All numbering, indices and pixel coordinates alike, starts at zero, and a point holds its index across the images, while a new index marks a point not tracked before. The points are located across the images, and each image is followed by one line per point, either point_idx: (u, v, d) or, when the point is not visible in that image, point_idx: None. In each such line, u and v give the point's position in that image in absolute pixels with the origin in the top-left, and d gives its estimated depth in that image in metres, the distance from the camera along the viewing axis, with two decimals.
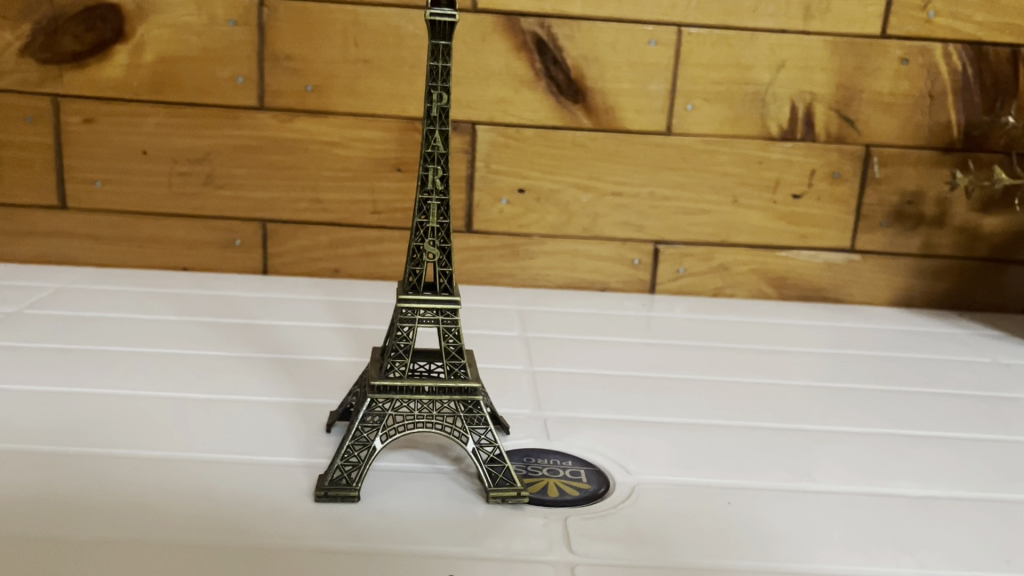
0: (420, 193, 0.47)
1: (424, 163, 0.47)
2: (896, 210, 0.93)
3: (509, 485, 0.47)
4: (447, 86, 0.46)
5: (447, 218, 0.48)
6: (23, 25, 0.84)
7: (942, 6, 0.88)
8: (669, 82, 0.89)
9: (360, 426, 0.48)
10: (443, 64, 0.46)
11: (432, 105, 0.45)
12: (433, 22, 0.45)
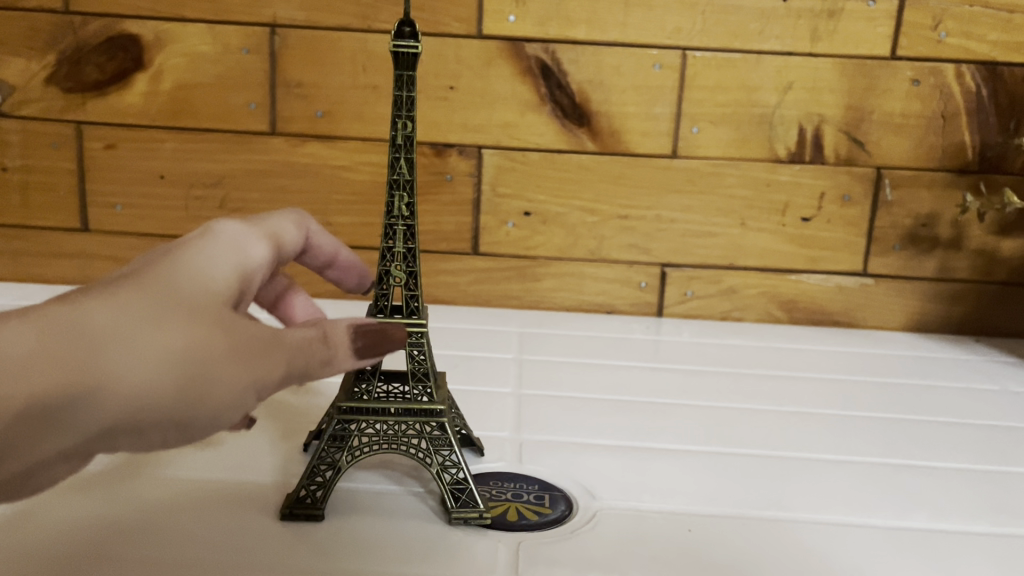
0: (387, 217, 0.49)
1: (390, 190, 0.48)
2: (909, 233, 0.92)
3: (472, 507, 0.47)
4: (411, 114, 0.47)
5: (414, 243, 0.49)
6: (49, 56, 0.88)
7: (954, 26, 0.86)
8: (674, 105, 0.89)
9: (327, 446, 0.49)
10: (407, 93, 0.47)
11: (397, 133, 0.47)
12: (398, 52, 0.47)
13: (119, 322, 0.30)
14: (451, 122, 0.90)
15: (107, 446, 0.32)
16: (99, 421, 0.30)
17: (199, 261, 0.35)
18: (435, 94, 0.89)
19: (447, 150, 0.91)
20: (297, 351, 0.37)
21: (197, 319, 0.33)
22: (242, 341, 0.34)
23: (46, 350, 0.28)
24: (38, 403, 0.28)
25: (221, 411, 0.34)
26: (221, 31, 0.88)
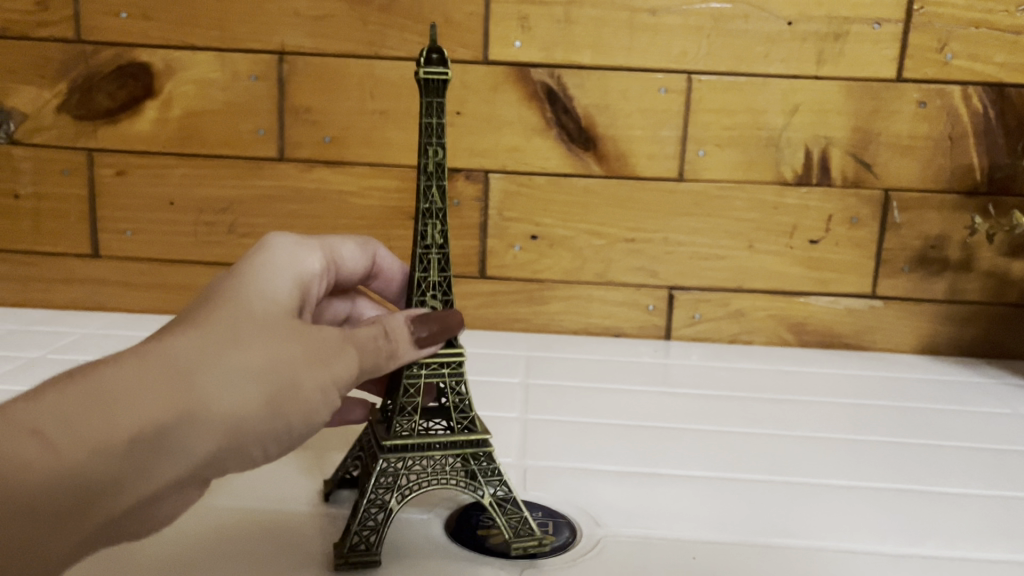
0: (421, 246, 0.49)
1: (426, 219, 0.48)
2: (919, 255, 0.91)
3: (530, 535, 0.48)
4: (441, 139, 0.48)
5: (447, 270, 0.50)
6: (60, 84, 0.90)
7: (959, 48, 0.86)
8: (680, 129, 0.89)
9: (376, 488, 0.47)
10: (437, 118, 0.48)
11: (429, 159, 0.47)
12: (427, 78, 0.47)
13: (207, 348, 0.37)
14: (457, 147, 0.90)
15: (220, 457, 0.38)
16: (208, 432, 0.36)
17: (263, 284, 0.41)
18: None
19: (453, 175, 0.91)
20: (367, 346, 0.43)
21: (271, 336, 0.39)
22: (312, 348, 0.41)
23: (155, 382, 0.35)
24: (156, 427, 0.34)
25: (304, 407, 0.41)
26: (230, 59, 0.88)
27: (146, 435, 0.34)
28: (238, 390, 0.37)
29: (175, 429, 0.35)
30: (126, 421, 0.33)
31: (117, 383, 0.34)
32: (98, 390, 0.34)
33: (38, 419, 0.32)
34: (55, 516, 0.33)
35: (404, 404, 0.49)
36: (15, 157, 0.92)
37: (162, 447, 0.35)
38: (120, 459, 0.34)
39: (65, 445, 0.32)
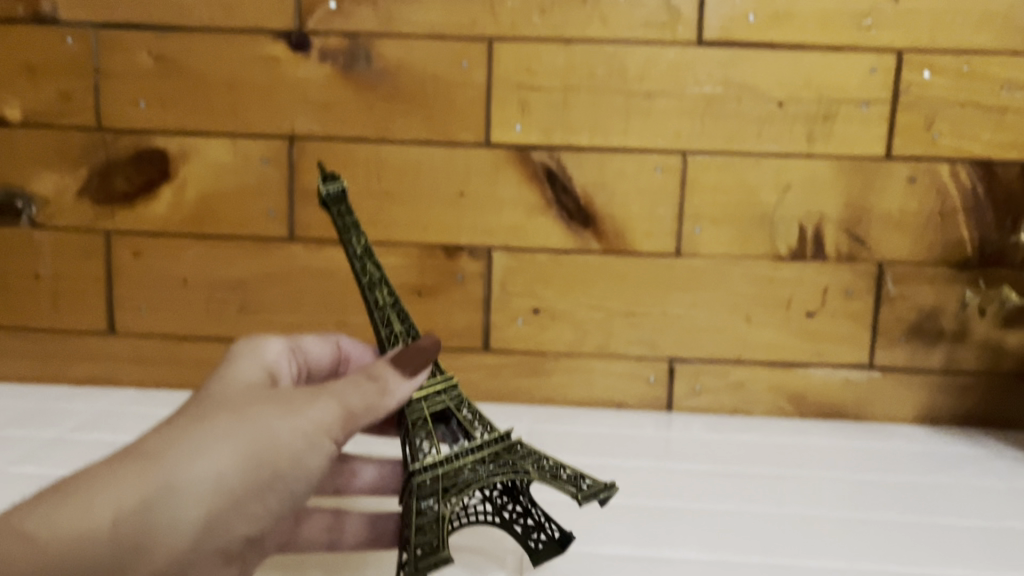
0: (378, 311, 0.64)
1: (369, 288, 0.65)
2: (914, 326, 0.93)
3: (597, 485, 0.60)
4: (355, 228, 0.65)
5: (405, 319, 0.65)
6: (81, 170, 0.93)
7: (946, 126, 0.89)
8: (676, 206, 0.92)
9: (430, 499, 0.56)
10: (348, 218, 0.65)
11: (355, 248, 0.65)
12: (329, 192, 0.65)
13: (176, 432, 0.50)
14: (462, 226, 0.94)
15: (215, 522, 0.50)
16: (197, 500, 0.49)
17: (228, 383, 0.56)
18: (446, 199, 0.93)
19: (458, 252, 0.94)
20: (341, 394, 0.55)
21: (235, 412, 0.52)
22: (278, 407, 0.53)
23: (134, 463, 0.48)
24: (143, 506, 0.47)
25: (287, 460, 0.52)
26: (242, 144, 0.92)
27: (136, 515, 0.46)
28: (212, 459, 0.49)
29: (160, 504, 0.47)
30: (115, 506, 0.46)
31: (106, 481, 0.47)
32: (92, 479, 0.47)
33: (31, 525, 0.44)
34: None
35: (420, 431, 0.61)
36: (36, 239, 0.95)
37: (156, 522, 0.47)
38: (121, 540, 0.46)
39: (69, 536, 0.44)
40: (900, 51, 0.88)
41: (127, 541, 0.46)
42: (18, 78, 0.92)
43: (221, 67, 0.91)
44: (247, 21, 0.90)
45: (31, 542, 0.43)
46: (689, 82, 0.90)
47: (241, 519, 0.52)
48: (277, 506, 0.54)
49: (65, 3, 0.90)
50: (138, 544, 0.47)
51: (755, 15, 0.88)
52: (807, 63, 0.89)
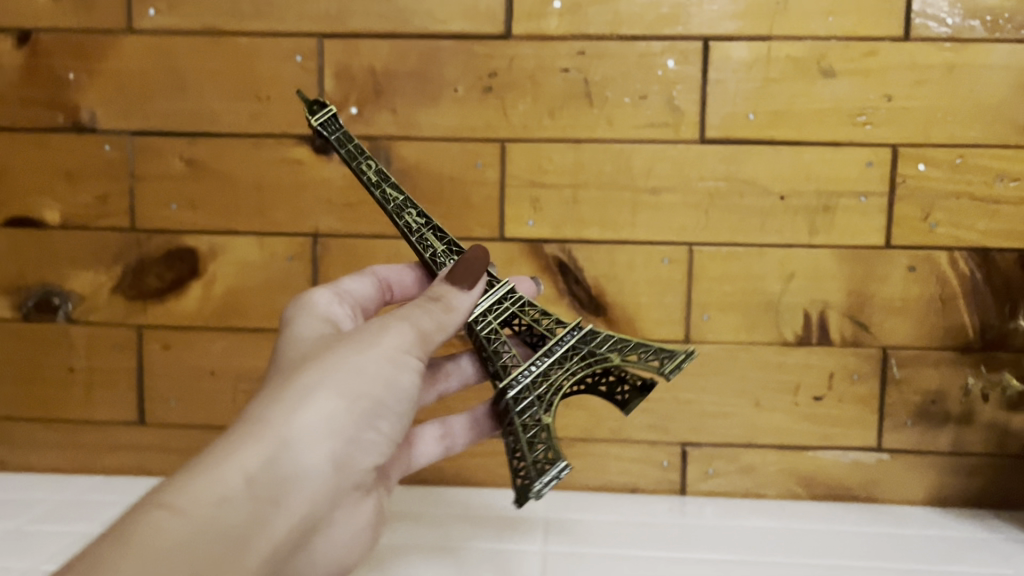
0: (416, 232, 0.71)
1: (401, 211, 0.71)
2: (920, 409, 0.95)
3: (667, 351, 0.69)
4: (364, 157, 0.72)
5: (444, 235, 0.73)
6: (115, 268, 0.98)
7: (942, 216, 0.93)
8: (684, 295, 0.96)
9: (529, 405, 0.66)
10: (351, 146, 0.72)
11: (365, 164, 0.72)
12: (326, 126, 0.72)
13: (270, 393, 0.59)
14: None
15: (336, 454, 0.60)
16: (317, 441, 0.58)
17: (296, 346, 0.65)
18: None
19: None
20: (414, 318, 0.64)
21: (327, 361, 0.61)
22: (355, 343, 0.62)
23: (247, 428, 0.56)
24: (272, 460, 0.56)
25: (381, 387, 0.62)
26: (268, 241, 0.97)
27: (269, 467, 0.55)
28: (319, 403, 0.58)
29: (286, 454, 0.56)
30: (249, 464, 0.54)
31: (234, 450, 0.55)
32: (214, 452, 0.55)
33: (180, 495, 0.52)
34: (239, 526, 0.53)
35: (494, 344, 0.70)
36: (71, 334, 1.00)
37: (288, 470, 0.56)
38: (266, 491, 0.55)
39: (220, 503, 0.52)
40: (895, 146, 0.92)
41: (271, 487, 0.55)
42: (58, 183, 0.97)
43: (249, 170, 0.96)
44: (274, 127, 0.95)
45: (191, 515, 0.51)
46: (694, 178, 0.94)
47: (358, 448, 0.62)
48: (385, 428, 0.64)
49: (103, 112, 0.96)
50: (280, 490, 0.56)
51: (754, 114, 0.92)
52: (806, 158, 0.93)
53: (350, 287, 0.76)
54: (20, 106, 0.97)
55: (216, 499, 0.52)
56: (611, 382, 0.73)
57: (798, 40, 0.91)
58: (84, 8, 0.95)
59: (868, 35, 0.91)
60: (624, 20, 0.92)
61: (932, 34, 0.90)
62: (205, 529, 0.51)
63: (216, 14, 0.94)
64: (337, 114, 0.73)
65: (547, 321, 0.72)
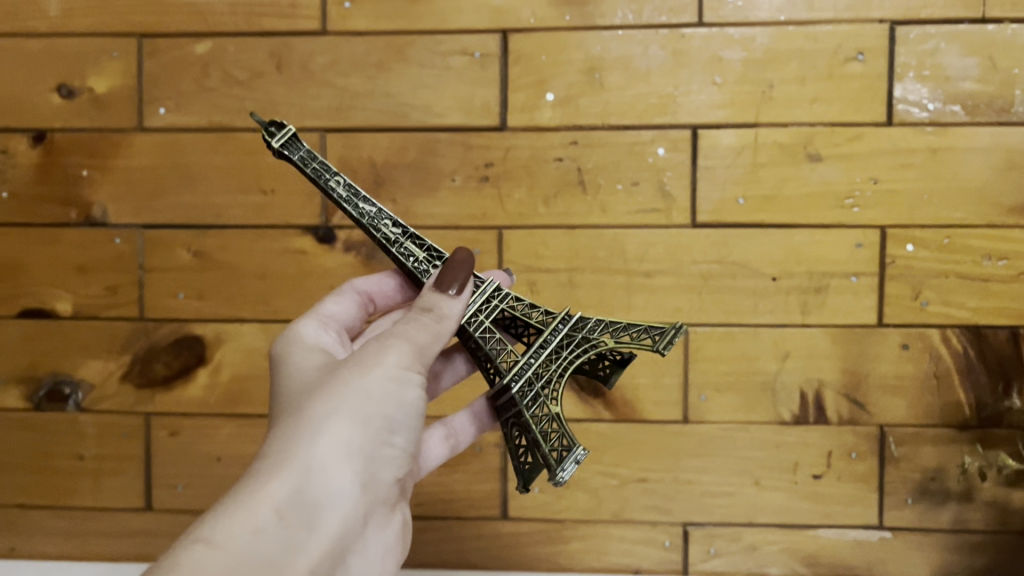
0: (394, 244, 0.71)
1: (377, 226, 0.71)
2: (920, 487, 0.96)
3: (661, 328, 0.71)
4: (332, 173, 0.72)
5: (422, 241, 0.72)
6: (124, 357, 1.01)
7: (933, 295, 0.94)
8: (681, 375, 0.97)
9: (535, 400, 0.68)
10: (317, 165, 0.72)
11: (334, 181, 0.71)
12: (288, 146, 0.71)
13: (284, 429, 0.60)
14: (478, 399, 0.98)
15: (358, 472, 0.60)
16: (336, 465, 0.58)
17: (301, 377, 0.65)
18: None
19: None
20: (412, 329, 0.63)
21: (335, 387, 0.61)
22: (358, 364, 0.62)
23: (265, 467, 0.57)
24: (296, 489, 0.56)
25: (392, 403, 0.61)
26: (272, 328, 0.99)
27: (294, 496, 0.56)
28: (332, 428, 0.59)
29: (308, 482, 0.57)
30: (274, 498, 0.55)
31: (258, 486, 0.56)
32: (237, 492, 0.56)
33: (208, 535, 0.52)
34: (270, 556, 0.53)
35: (492, 340, 0.70)
36: (81, 422, 1.02)
37: (313, 497, 0.57)
38: (296, 521, 0.55)
39: (252, 537, 0.53)
40: (883, 227, 0.94)
41: (299, 517, 0.56)
42: (70, 275, 1.01)
43: (253, 260, 0.99)
44: (277, 218, 0.98)
45: (226, 548, 0.52)
46: (687, 261, 0.96)
47: (380, 465, 0.62)
48: (403, 442, 0.64)
49: (114, 207, 1.00)
50: (309, 517, 0.56)
51: (744, 198, 0.95)
52: (796, 240, 0.95)
53: (333, 308, 0.77)
54: (35, 202, 1.00)
55: (243, 535, 0.53)
56: (592, 359, 0.76)
57: (784, 126, 0.94)
58: (97, 109, 0.99)
59: (852, 121, 0.93)
60: (615, 111, 0.95)
61: (914, 119, 0.93)
62: (235, 563, 0.51)
63: (223, 111, 0.98)
64: (297, 133, 0.72)
65: (534, 312, 0.73)
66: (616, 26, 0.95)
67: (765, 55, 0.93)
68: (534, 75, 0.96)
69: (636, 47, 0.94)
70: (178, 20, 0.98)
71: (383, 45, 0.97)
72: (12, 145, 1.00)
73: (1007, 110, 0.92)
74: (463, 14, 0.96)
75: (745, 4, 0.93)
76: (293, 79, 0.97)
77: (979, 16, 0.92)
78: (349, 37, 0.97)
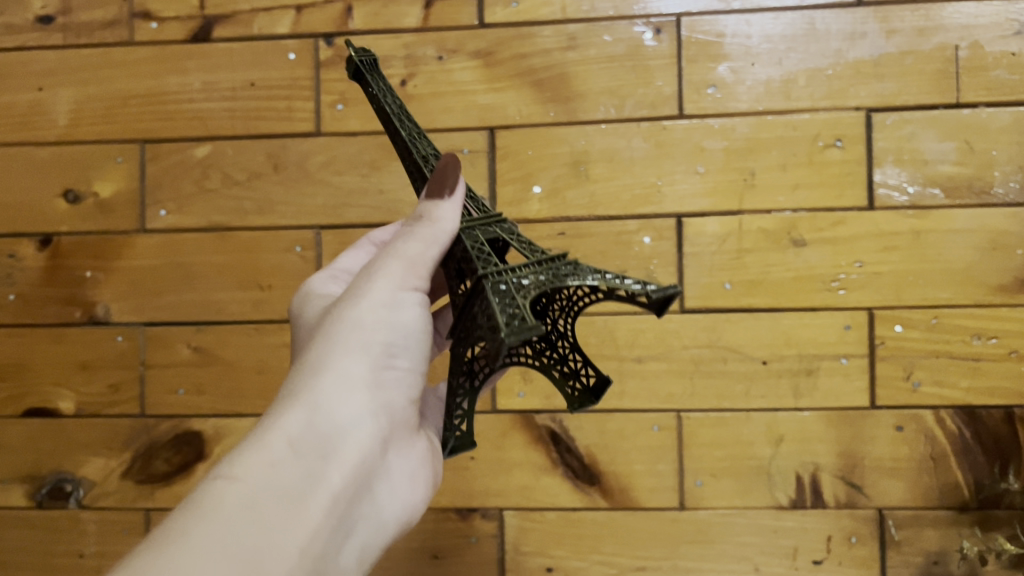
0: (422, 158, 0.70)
1: (413, 141, 0.71)
2: (923, 570, 0.95)
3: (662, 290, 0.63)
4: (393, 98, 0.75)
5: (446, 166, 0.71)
6: (125, 453, 1.02)
7: (925, 375, 0.94)
8: (676, 461, 0.97)
9: (505, 288, 0.61)
10: (380, 86, 0.75)
11: (393, 102, 0.74)
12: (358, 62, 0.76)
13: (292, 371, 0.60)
14: (474, 489, 0.98)
15: (369, 393, 0.59)
16: (344, 394, 0.58)
17: (308, 326, 0.66)
18: (457, 463, 0.99)
19: (471, 514, 0.99)
20: (401, 246, 0.63)
21: (333, 322, 0.60)
22: (352, 293, 0.62)
23: (275, 407, 0.57)
24: (306, 422, 0.56)
25: (388, 326, 0.60)
26: None
27: (306, 429, 0.55)
28: (333, 361, 0.58)
29: (317, 413, 0.56)
30: (284, 432, 0.55)
31: (270, 425, 0.55)
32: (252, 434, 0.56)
33: (226, 474, 0.52)
34: (291, 483, 0.53)
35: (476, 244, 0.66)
36: (83, 519, 1.03)
37: (325, 427, 0.56)
38: (311, 452, 0.55)
39: (270, 470, 0.53)
40: (871, 309, 0.95)
41: (314, 448, 0.55)
42: (74, 373, 1.03)
43: (251, 354, 1.00)
44: (274, 313, 1.00)
45: (245, 480, 0.52)
46: (677, 347, 0.96)
47: (392, 390, 0.61)
48: (411, 365, 0.63)
49: (116, 306, 1.02)
50: (326, 447, 0.56)
51: (731, 283, 0.96)
52: (785, 324, 0.95)
53: (348, 263, 0.76)
54: (40, 304, 1.04)
55: (260, 469, 0.52)
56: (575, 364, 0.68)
57: (767, 213, 0.96)
58: (102, 212, 1.03)
59: (834, 206, 0.95)
60: (601, 201, 0.97)
61: (895, 202, 0.95)
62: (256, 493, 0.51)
63: (221, 211, 1.01)
64: (377, 57, 0.77)
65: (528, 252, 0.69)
66: (600, 121, 0.98)
67: (745, 144, 0.96)
68: (521, 169, 0.98)
69: (620, 139, 0.97)
70: (180, 125, 1.02)
71: (376, 144, 1.00)
72: (20, 249, 1.04)
73: (987, 191, 0.94)
74: (452, 113, 0.99)
75: (724, 96, 0.96)
76: (289, 179, 1.01)
77: (953, 101, 0.94)
78: (343, 137, 1.00)
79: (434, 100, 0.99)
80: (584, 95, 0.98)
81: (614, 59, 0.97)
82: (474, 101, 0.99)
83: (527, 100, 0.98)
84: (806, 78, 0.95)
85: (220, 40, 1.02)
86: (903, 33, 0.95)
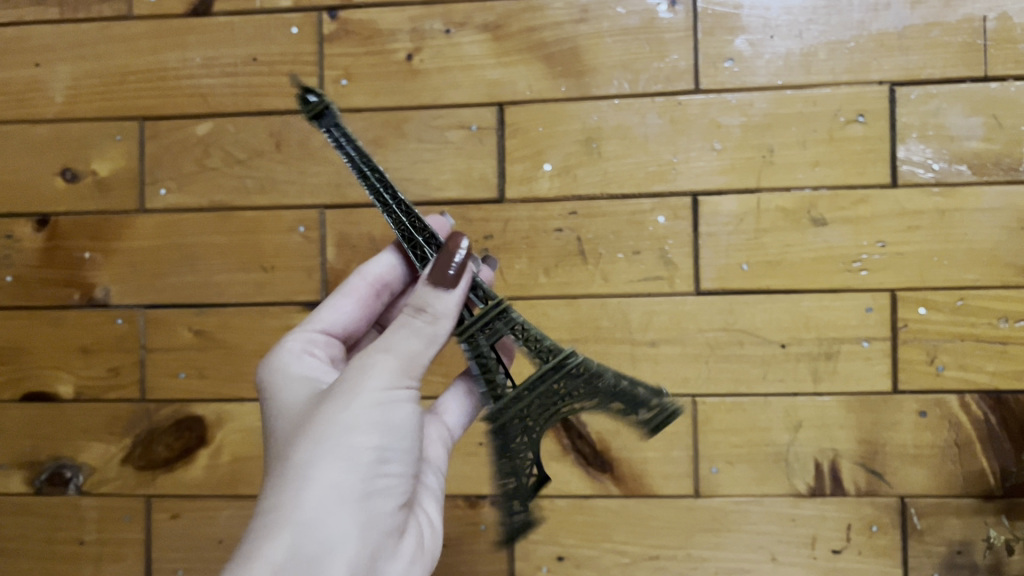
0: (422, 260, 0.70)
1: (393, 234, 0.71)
2: (946, 560, 0.92)
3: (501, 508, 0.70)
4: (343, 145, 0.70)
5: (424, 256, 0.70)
6: (126, 438, 1.00)
7: (949, 359, 0.91)
8: (691, 447, 0.94)
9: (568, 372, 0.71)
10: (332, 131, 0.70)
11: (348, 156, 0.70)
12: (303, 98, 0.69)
13: (272, 486, 0.59)
14: (482, 475, 0.96)
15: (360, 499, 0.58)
16: (331, 509, 0.57)
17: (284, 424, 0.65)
18: (465, 449, 0.96)
19: (479, 501, 0.96)
20: (393, 337, 0.63)
21: (319, 430, 0.59)
22: (336, 392, 0.61)
23: (261, 531, 0.56)
24: (293, 547, 0.54)
25: (376, 430, 0.60)
26: None
27: (292, 552, 0.54)
28: (317, 474, 0.57)
29: (303, 534, 0.55)
30: (269, 561, 0.53)
31: (255, 553, 0.54)
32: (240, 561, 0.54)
33: None
34: None
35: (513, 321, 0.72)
36: (83, 506, 1.01)
37: (313, 546, 0.55)
38: None
39: None
40: (893, 291, 0.91)
41: (301, 572, 0.54)
42: (73, 357, 1.01)
43: (254, 338, 0.97)
44: (277, 296, 0.97)
45: None
46: (692, 329, 0.93)
47: (382, 491, 0.60)
48: (400, 466, 0.62)
49: (116, 288, 1.00)
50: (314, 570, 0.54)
51: (748, 264, 0.93)
52: (803, 306, 0.92)
53: (332, 318, 0.77)
54: (37, 286, 1.01)
55: None
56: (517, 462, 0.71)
57: (786, 190, 0.92)
58: (101, 191, 1.00)
59: (856, 184, 0.92)
60: (613, 179, 0.94)
61: (919, 179, 0.91)
62: None
63: (222, 191, 0.99)
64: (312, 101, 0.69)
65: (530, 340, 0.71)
66: (612, 96, 0.94)
67: (764, 119, 0.92)
68: (530, 147, 0.95)
69: (634, 115, 0.94)
70: (180, 102, 1.00)
71: (381, 121, 0.97)
72: (17, 230, 1.02)
73: (1016, 168, 0.91)
74: (459, 87, 0.96)
75: (742, 70, 0.93)
76: (293, 157, 0.98)
77: (981, 74, 0.91)
78: (347, 114, 0.97)
79: (441, 75, 0.96)
80: (596, 69, 0.94)
81: (628, 31, 0.94)
82: (482, 76, 0.96)
83: (537, 74, 0.95)
84: (827, 51, 0.92)
85: (221, 15, 0.99)
86: (928, 3, 0.91)
